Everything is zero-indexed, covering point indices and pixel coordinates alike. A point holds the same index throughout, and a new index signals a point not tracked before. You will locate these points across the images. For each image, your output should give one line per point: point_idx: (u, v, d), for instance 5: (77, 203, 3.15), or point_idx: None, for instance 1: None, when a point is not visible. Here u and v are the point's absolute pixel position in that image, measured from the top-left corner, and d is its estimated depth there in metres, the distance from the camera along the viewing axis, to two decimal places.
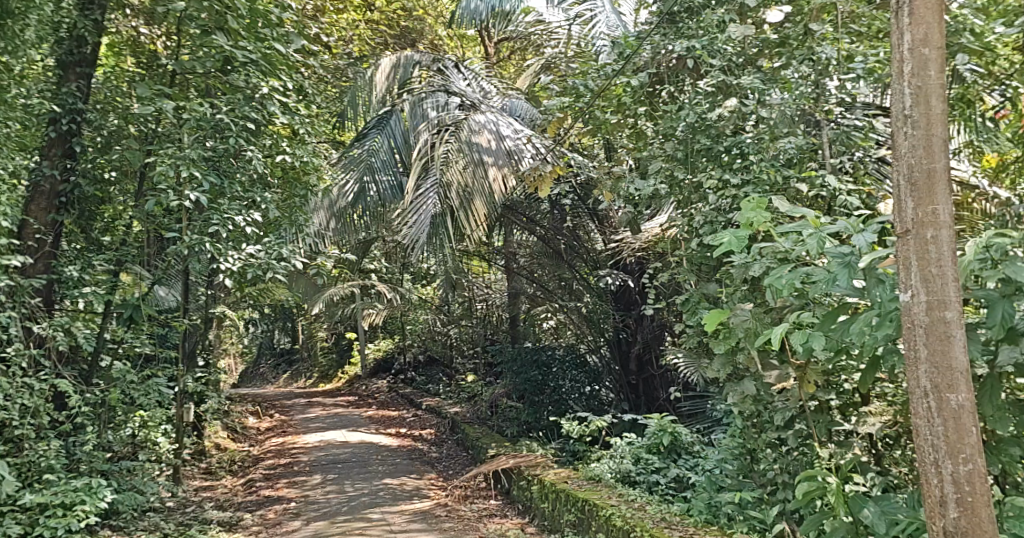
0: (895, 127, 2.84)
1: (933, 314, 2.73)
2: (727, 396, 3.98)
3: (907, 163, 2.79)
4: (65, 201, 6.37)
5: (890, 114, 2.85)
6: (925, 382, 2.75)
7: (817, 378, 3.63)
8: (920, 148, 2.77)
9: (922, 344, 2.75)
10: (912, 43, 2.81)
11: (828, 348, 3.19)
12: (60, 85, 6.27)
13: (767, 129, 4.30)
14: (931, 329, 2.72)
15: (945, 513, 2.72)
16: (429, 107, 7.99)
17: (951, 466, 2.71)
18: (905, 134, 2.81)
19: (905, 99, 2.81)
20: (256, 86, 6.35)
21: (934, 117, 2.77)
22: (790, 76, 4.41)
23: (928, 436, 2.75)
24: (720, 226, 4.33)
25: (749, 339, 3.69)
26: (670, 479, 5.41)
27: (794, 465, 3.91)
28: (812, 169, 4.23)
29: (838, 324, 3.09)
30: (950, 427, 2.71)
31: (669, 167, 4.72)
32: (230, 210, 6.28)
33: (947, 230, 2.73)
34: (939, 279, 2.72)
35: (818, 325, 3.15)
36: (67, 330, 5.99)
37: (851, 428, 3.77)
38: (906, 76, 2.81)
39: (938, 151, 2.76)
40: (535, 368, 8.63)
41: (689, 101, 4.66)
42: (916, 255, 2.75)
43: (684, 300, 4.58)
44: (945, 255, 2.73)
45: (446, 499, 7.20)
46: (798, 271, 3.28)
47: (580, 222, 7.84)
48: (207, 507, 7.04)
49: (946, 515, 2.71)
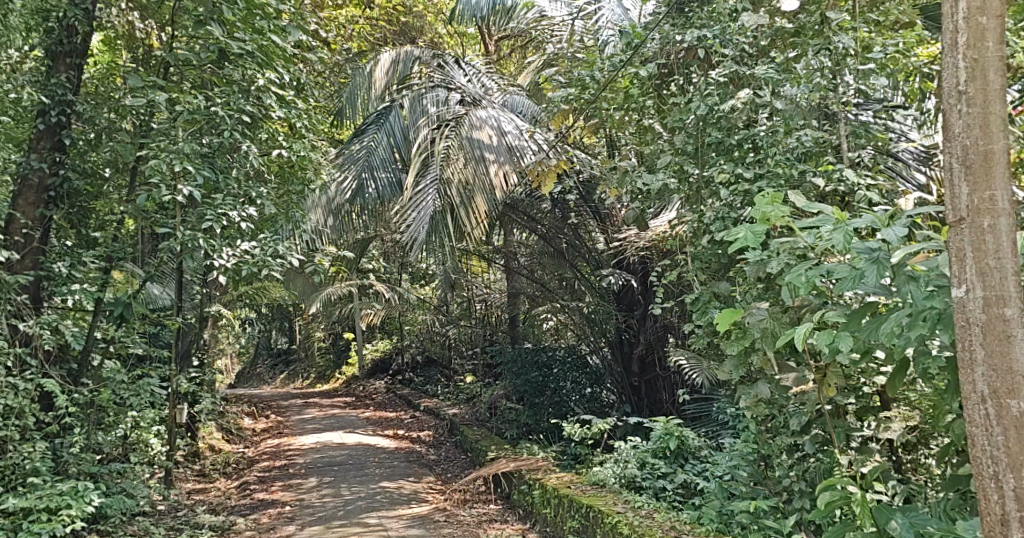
0: (947, 104, 2.67)
1: (992, 311, 2.56)
2: (740, 400, 3.82)
3: (961, 144, 2.62)
4: (54, 195, 6.19)
5: (942, 89, 2.67)
6: (982, 387, 2.58)
7: (838, 380, 3.46)
8: (976, 128, 2.60)
9: (979, 345, 2.58)
10: (967, 11, 2.64)
11: (854, 349, 3.03)
12: (50, 76, 6.07)
13: (782, 122, 4.16)
14: (989, 329, 2.55)
15: (1007, 533, 2.55)
16: (429, 103, 7.88)
17: (1013, 480, 2.54)
18: (959, 112, 2.63)
19: (959, 72, 2.64)
20: (251, 78, 6.21)
21: (991, 93, 2.60)
22: (803, 68, 4.18)
23: (986, 446, 2.58)
24: (733, 222, 4.16)
25: (764, 340, 3.53)
26: (677, 485, 5.24)
27: (810, 472, 3.74)
28: (829, 163, 4.06)
29: (865, 324, 2.94)
30: (1011, 437, 2.54)
31: (678, 161, 4.56)
32: (224, 206, 6.10)
33: (1005, 218, 2.57)
34: (998, 273, 2.55)
35: (844, 325, 2.98)
36: (56, 328, 5.84)
37: (870, 434, 3.59)
38: (960, 48, 2.64)
39: (995, 131, 2.59)
40: (536, 369, 8.46)
41: (699, 92, 4.47)
42: (972, 245, 2.58)
43: (693, 299, 4.41)
44: (1003, 245, 2.57)
45: (444, 503, 7.03)
46: (819, 269, 3.11)
47: (580, 219, 7.61)
48: (199, 511, 6.88)
49: (1009, 535, 2.55)
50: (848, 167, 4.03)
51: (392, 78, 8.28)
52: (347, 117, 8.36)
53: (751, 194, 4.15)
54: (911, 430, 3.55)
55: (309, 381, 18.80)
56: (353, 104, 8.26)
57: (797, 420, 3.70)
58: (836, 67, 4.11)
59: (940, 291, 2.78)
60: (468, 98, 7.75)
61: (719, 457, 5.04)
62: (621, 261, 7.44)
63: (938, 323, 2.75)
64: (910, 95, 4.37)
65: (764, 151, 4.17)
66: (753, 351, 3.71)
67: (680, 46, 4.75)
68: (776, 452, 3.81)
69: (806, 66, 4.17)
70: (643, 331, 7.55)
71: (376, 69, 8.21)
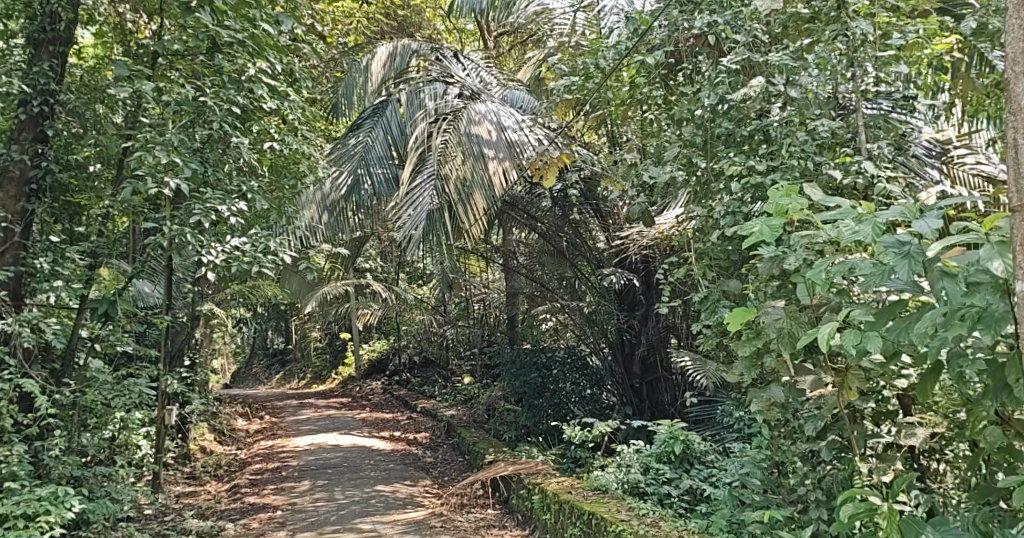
0: (1012, 73, 2.50)
1: None
2: (750, 404, 3.62)
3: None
4: (36, 189, 5.99)
5: (1006, 55, 2.50)
6: None
7: (859, 384, 3.27)
8: None
9: None
10: None
11: (881, 350, 2.84)
12: (32, 64, 5.86)
13: (796, 112, 3.96)
14: None
15: None
16: (427, 97, 7.60)
17: None
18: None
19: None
20: (242, 68, 6.02)
21: None
22: (822, 54, 3.95)
23: None
24: (744, 217, 3.95)
25: (780, 340, 3.32)
26: (682, 491, 5.04)
27: (826, 480, 3.54)
28: (847, 155, 3.85)
29: (893, 324, 2.75)
30: None
31: (687, 153, 4.35)
32: (214, 200, 5.90)
33: None
34: None
35: (871, 324, 2.80)
36: (37, 326, 5.63)
37: (891, 441, 3.39)
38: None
39: None
40: (534, 371, 8.24)
41: (709, 79, 4.27)
42: None
43: (703, 298, 4.20)
44: None
45: (441, 508, 6.82)
46: (843, 263, 2.92)
47: (581, 217, 7.41)
48: (187, 516, 6.68)
49: None
50: (868, 159, 3.82)
51: (388, 72, 8.09)
52: (343, 112, 8.21)
53: (763, 187, 3.95)
54: (934, 436, 3.35)
55: (305, 381, 18.57)
56: (348, 98, 8.09)
57: (812, 425, 3.49)
58: (857, 56, 3.86)
59: (977, 288, 2.59)
60: (467, 92, 7.54)
61: (727, 463, 4.83)
62: (623, 260, 7.26)
63: (977, 322, 2.56)
64: (925, 87, 4.14)
65: (778, 141, 3.94)
66: (767, 353, 3.50)
67: (689, 33, 4.52)
68: (791, 458, 3.60)
69: (822, 54, 3.98)
70: (645, 331, 7.33)
71: (373, 62, 7.97)
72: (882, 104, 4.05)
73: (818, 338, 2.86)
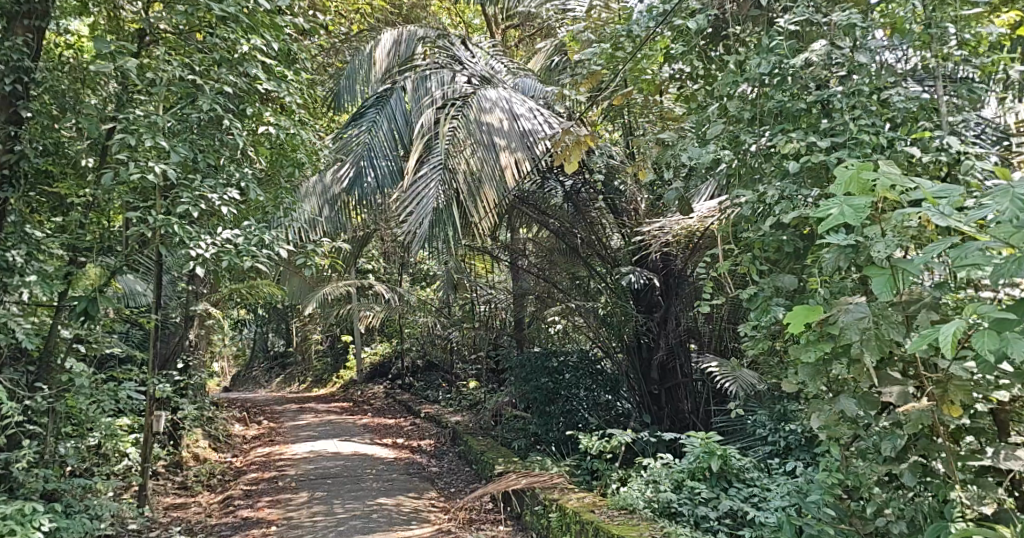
0: None
1: None
2: (812, 418, 3.13)
3: None
4: (9, 175, 5.45)
5: None
6: None
7: (964, 398, 2.87)
8: None
9: None
10: None
11: (1016, 352, 2.48)
12: (4, 38, 5.33)
13: (865, 81, 3.41)
14: None
15: None
16: (434, 84, 7.06)
17: None
18: None
19: None
20: (234, 45, 5.56)
21: None
22: (898, 13, 3.42)
23: None
24: (801, 202, 3.42)
25: (862, 343, 2.85)
26: (722, 513, 4.53)
27: (909, 508, 3.05)
28: (926, 129, 3.33)
29: None
30: None
31: (733, 130, 3.82)
32: (203, 188, 5.43)
33: None
34: None
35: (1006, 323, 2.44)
36: (5, 325, 5.14)
37: (990, 464, 2.90)
38: None
39: None
40: (546, 375, 7.64)
41: (760, 46, 3.74)
42: None
43: (752, 295, 3.67)
44: None
45: (448, 524, 6.32)
46: (968, 250, 2.54)
47: (597, 213, 6.96)
48: (174, 532, 6.18)
49: None
50: (950, 132, 3.29)
51: (393, 60, 7.65)
52: (345, 104, 7.77)
53: (825, 166, 3.42)
54: None
55: (305, 385, 18.02)
56: (351, 91, 7.71)
57: (891, 444, 2.98)
58: (936, 14, 3.29)
59: None
60: (477, 78, 7.00)
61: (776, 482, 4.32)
62: (643, 258, 6.76)
63: None
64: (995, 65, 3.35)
65: (845, 113, 3.40)
66: (839, 359, 3.01)
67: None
68: (867, 483, 3.08)
69: (897, 13, 3.42)
70: (665, 335, 6.82)
71: (376, 50, 7.62)
72: (986, 79, 3.37)
73: (944, 340, 2.50)
